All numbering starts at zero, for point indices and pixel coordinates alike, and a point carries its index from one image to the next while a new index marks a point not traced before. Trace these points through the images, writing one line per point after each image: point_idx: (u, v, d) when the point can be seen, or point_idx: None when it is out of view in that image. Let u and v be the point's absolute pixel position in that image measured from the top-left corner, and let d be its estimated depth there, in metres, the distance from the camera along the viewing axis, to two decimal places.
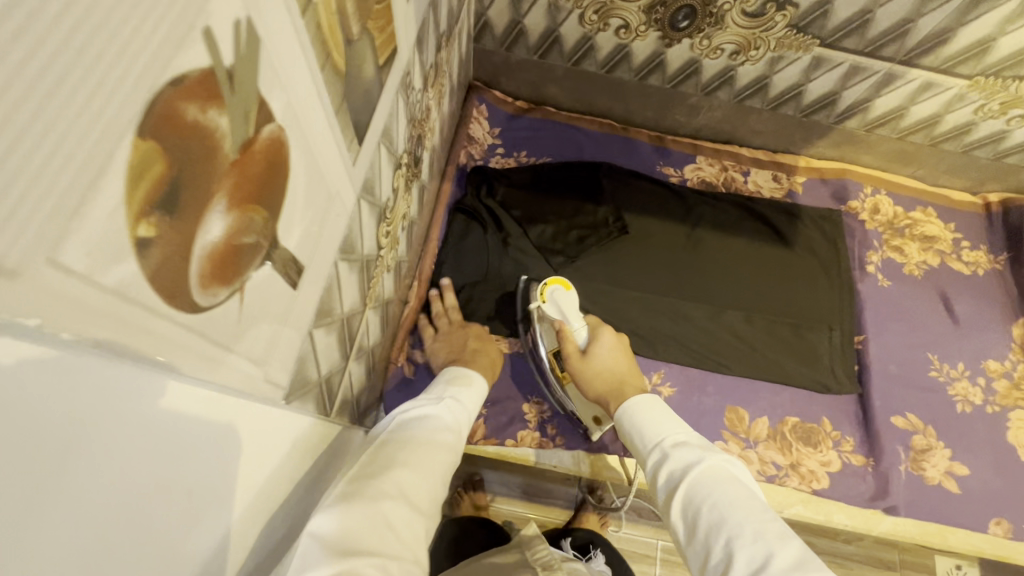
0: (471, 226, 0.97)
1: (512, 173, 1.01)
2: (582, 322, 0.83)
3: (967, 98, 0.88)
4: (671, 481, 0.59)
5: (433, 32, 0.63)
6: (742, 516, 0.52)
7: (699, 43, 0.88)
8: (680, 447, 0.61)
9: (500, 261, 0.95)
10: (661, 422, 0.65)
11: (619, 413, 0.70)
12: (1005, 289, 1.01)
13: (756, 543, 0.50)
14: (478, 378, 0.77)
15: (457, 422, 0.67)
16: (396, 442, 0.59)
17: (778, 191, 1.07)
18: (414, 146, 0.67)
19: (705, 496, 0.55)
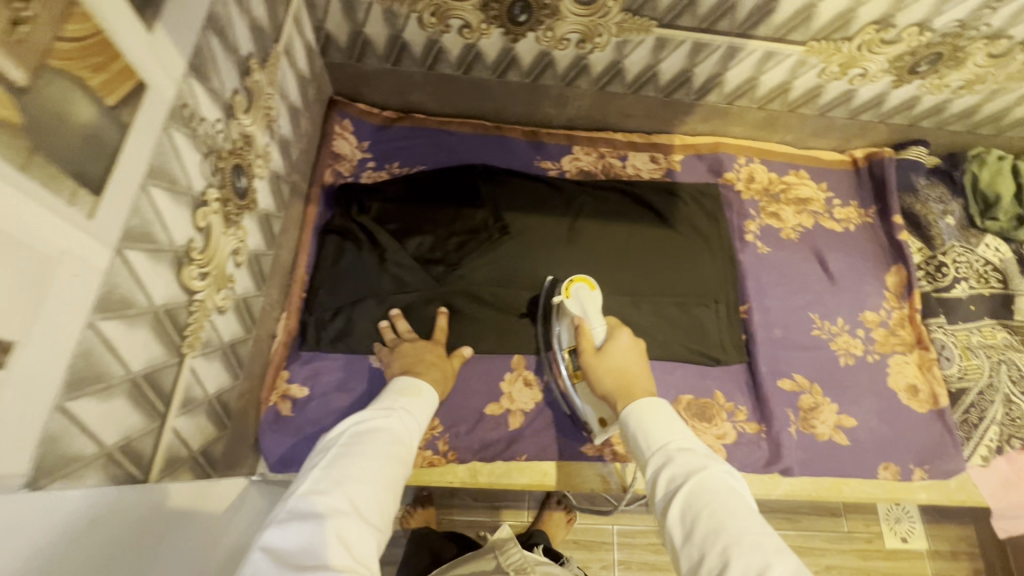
0: (343, 245, 0.92)
1: (385, 187, 0.98)
2: (601, 324, 0.83)
3: (808, 63, 0.90)
4: (671, 484, 0.58)
5: (227, 56, 0.60)
6: (741, 524, 0.51)
7: (543, 35, 0.87)
8: (683, 452, 0.60)
9: (377, 279, 0.90)
10: (668, 427, 0.64)
11: (626, 410, 0.69)
12: (877, 241, 1.05)
13: (754, 551, 0.49)
14: (423, 385, 0.75)
15: (408, 427, 0.66)
16: (344, 455, 0.59)
17: (657, 172, 1.08)
18: (232, 177, 0.63)
19: (704, 502, 0.54)
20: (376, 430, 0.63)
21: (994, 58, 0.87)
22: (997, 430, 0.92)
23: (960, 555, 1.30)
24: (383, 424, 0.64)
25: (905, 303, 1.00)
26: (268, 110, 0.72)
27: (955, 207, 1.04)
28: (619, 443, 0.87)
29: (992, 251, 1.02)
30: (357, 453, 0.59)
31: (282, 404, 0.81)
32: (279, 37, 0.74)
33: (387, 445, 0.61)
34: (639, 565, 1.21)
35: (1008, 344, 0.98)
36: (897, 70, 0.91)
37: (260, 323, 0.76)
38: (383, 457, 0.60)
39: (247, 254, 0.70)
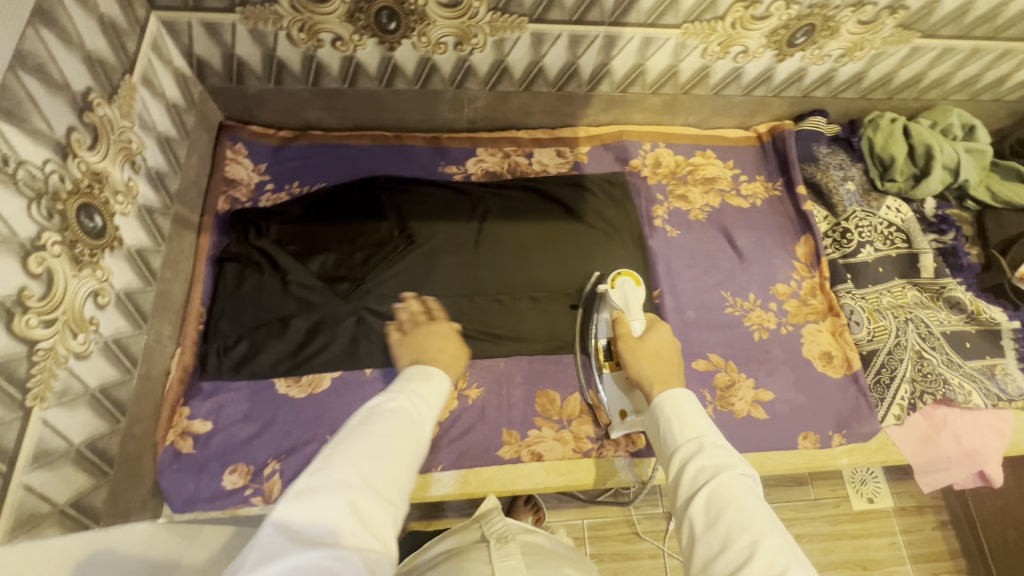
0: (244, 271, 0.89)
1: (283, 208, 0.95)
2: (641, 316, 0.84)
3: (688, 45, 0.91)
4: (700, 477, 0.55)
5: (53, 94, 0.58)
6: (767, 529, 0.49)
7: (418, 41, 0.86)
8: (719, 448, 0.57)
9: (281, 303, 0.88)
10: (703, 421, 0.61)
11: (658, 399, 0.66)
12: (785, 213, 1.06)
13: (777, 559, 0.47)
14: (443, 375, 0.68)
15: (426, 408, 0.61)
16: (360, 431, 0.53)
17: (564, 166, 1.08)
18: (80, 217, 0.61)
19: (729, 500, 0.51)
20: (396, 409, 0.58)
21: (865, 24, 0.89)
22: (908, 387, 0.93)
23: (926, 509, 1.32)
24: (402, 404, 0.59)
25: (815, 272, 1.01)
26: (126, 144, 0.70)
27: (855, 171, 1.06)
28: (535, 442, 0.86)
29: (894, 212, 1.03)
30: (376, 431, 0.54)
31: (182, 442, 0.79)
32: (134, 67, 0.72)
33: (405, 425, 0.56)
34: (611, 557, 1.21)
35: (918, 302, 0.99)
36: (777, 44, 0.92)
37: (144, 362, 0.74)
38: (403, 435, 0.55)
39: (114, 294, 0.67)
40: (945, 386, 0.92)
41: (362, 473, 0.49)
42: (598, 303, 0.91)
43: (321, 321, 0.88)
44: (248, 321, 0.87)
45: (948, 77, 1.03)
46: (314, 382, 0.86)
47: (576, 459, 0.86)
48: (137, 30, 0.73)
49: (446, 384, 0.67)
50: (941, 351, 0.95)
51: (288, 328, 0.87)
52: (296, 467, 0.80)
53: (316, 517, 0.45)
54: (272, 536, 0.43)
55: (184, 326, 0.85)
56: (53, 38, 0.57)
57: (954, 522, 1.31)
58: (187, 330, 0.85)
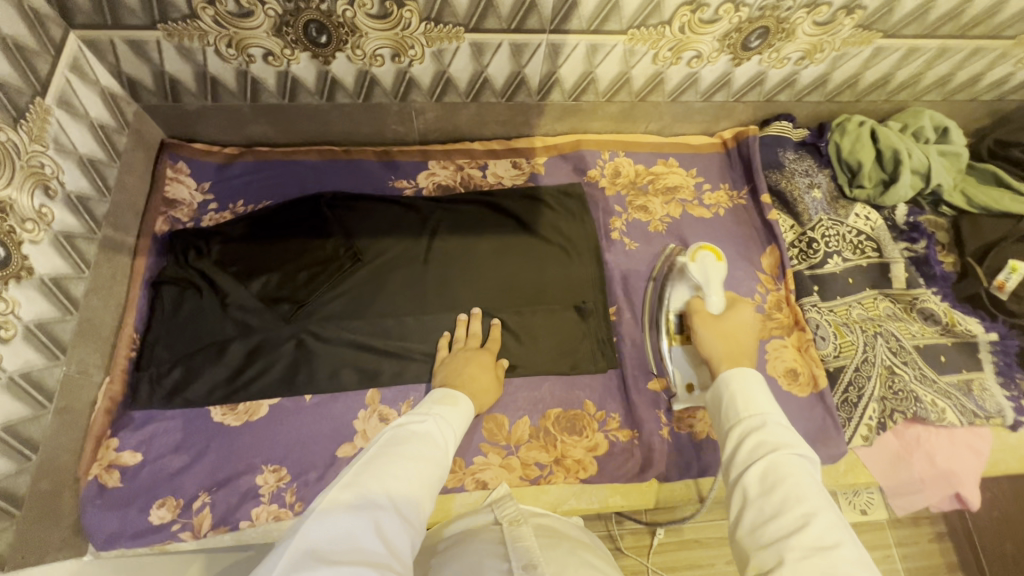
0: (181, 294, 0.86)
1: (225, 228, 0.92)
2: (719, 294, 0.79)
3: (637, 51, 0.87)
4: (758, 448, 0.52)
5: None
6: (825, 506, 0.46)
7: (353, 54, 0.83)
8: (785, 427, 0.53)
9: (219, 327, 0.85)
10: (766, 398, 0.57)
11: (724, 372, 0.62)
12: (750, 222, 1.01)
13: (832, 535, 0.44)
14: (467, 399, 0.69)
15: (447, 433, 0.60)
16: (386, 452, 0.53)
17: (520, 178, 1.04)
18: None
19: (788, 473, 0.48)
20: (420, 432, 0.58)
21: (822, 26, 0.85)
22: (877, 405, 0.88)
23: (922, 520, 1.26)
24: (424, 428, 0.59)
25: (781, 284, 0.97)
26: (37, 169, 0.68)
27: (821, 178, 1.01)
28: (480, 469, 0.82)
29: (863, 220, 0.99)
30: (401, 453, 0.53)
31: (108, 475, 0.76)
32: (47, 89, 0.70)
33: (428, 448, 0.56)
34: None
35: (891, 315, 0.95)
36: (730, 48, 0.88)
37: (62, 395, 0.71)
38: (425, 459, 0.54)
39: (22, 326, 0.65)
40: (917, 404, 0.87)
41: (385, 495, 0.49)
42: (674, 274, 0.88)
43: (259, 345, 0.85)
44: (181, 346, 0.83)
45: (918, 78, 0.99)
46: (251, 409, 0.82)
47: (523, 486, 0.82)
48: (50, 50, 0.70)
49: (470, 409, 0.67)
50: (915, 366, 0.90)
51: (225, 353, 0.83)
52: (228, 499, 0.77)
53: (339, 534, 0.44)
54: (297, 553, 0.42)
55: (115, 353, 0.82)
56: None
57: (952, 534, 1.25)
58: (118, 357, 0.82)
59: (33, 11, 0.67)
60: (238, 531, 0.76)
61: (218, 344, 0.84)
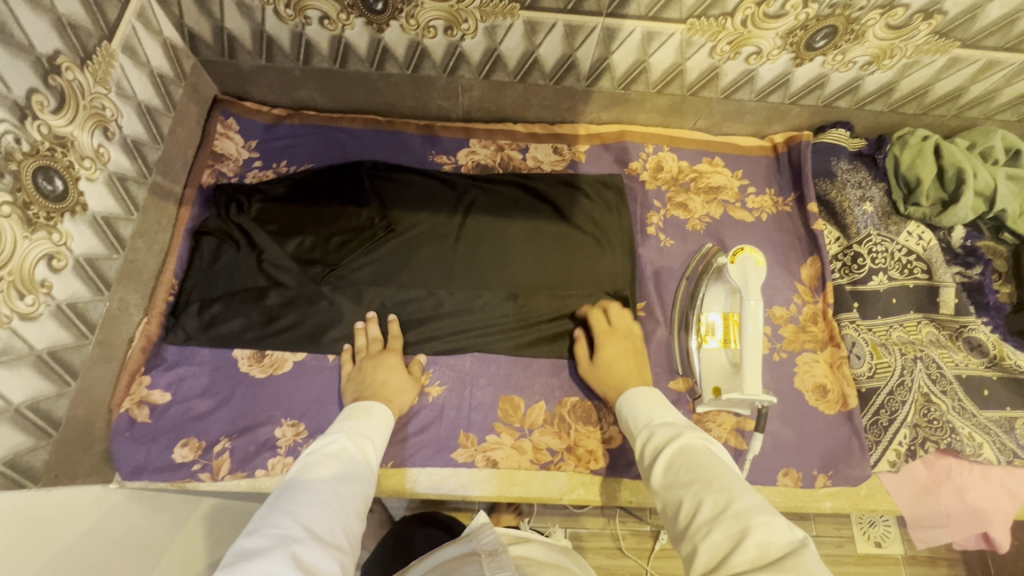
0: (221, 247, 0.88)
1: (267, 187, 0.94)
2: (757, 300, 0.76)
3: (694, 42, 0.84)
4: (653, 449, 0.59)
5: (13, 55, 0.58)
6: (719, 474, 0.51)
7: (407, 23, 0.83)
8: (668, 423, 0.61)
9: (253, 281, 0.87)
10: (654, 407, 0.65)
11: (618, 405, 0.70)
12: (792, 231, 0.98)
13: (723, 494, 0.48)
14: (384, 413, 0.73)
15: (363, 452, 0.63)
16: (302, 483, 0.55)
17: (559, 164, 1.03)
18: (37, 179, 0.61)
19: (682, 460, 0.54)
20: (335, 456, 0.60)
21: (895, 29, 0.80)
22: (909, 432, 0.84)
23: (938, 560, 1.21)
24: (335, 450, 0.61)
25: (819, 297, 0.93)
26: (98, 111, 0.70)
27: (874, 192, 0.97)
28: (493, 448, 0.82)
29: (914, 240, 0.94)
30: (314, 482, 0.55)
31: (137, 410, 0.79)
32: (113, 34, 0.72)
33: (345, 469, 0.59)
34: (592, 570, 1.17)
35: (933, 341, 0.91)
36: (793, 47, 0.84)
37: (104, 328, 0.74)
38: (341, 480, 0.57)
39: (73, 259, 0.68)
40: (952, 436, 0.83)
41: (305, 522, 0.50)
42: (709, 276, 0.88)
43: (288, 303, 0.86)
44: (214, 296, 0.86)
45: (994, 94, 0.93)
46: (276, 362, 0.85)
47: (533, 470, 0.82)
48: None
49: (385, 414, 0.71)
50: (953, 397, 0.86)
51: (256, 307, 0.85)
52: (247, 447, 0.79)
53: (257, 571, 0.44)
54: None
55: (154, 296, 0.85)
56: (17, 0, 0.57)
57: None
58: (156, 300, 0.84)
59: None
60: (253, 478, 0.79)
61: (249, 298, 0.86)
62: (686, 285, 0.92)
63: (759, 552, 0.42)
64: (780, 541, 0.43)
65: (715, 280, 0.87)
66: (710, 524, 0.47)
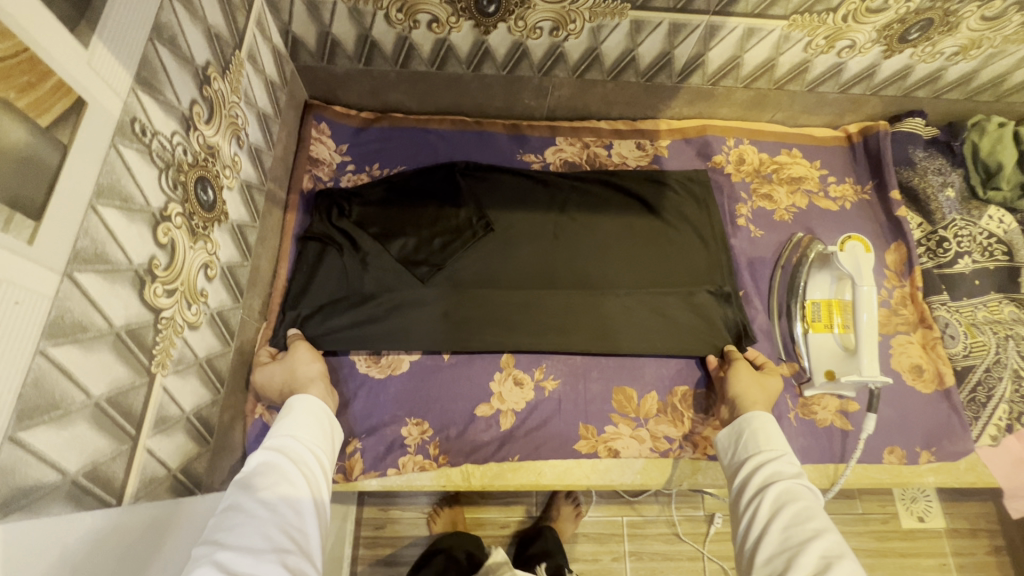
0: (325, 251, 0.87)
1: (364, 191, 0.93)
2: (870, 286, 0.80)
3: (792, 38, 0.87)
4: (770, 477, 0.64)
5: (181, 67, 0.58)
6: (831, 526, 0.56)
7: (514, 25, 0.84)
8: (791, 463, 0.66)
9: (360, 287, 0.85)
10: (783, 442, 0.69)
11: (750, 412, 0.74)
12: (874, 217, 1.01)
13: (838, 547, 0.53)
14: (314, 399, 0.69)
15: (295, 450, 0.60)
16: (233, 499, 0.53)
17: (644, 159, 1.04)
18: (196, 189, 0.62)
19: (802, 498, 0.59)
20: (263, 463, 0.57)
21: (988, 21, 0.83)
22: (1006, 407, 0.88)
23: (980, 532, 1.25)
24: (265, 462, 0.57)
25: (906, 281, 0.96)
26: (234, 119, 0.71)
27: (954, 178, 1.00)
28: (613, 439, 0.85)
29: (996, 223, 0.98)
30: (246, 494, 0.53)
31: (270, 415, 0.79)
32: (242, 43, 0.73)
33: (275, 474, 0.56)
34: (650, 556, 1.16)
35: (1017, 319, 0.94)
36: (887, 40, 0.87)
37: (240, 335, 0.75)
38: (274, 488, 0.54)
39: (220, 268, 0.69)
40: None
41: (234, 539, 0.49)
42: (812, 263, 0.91)
43: (395, 308, 0.85)
44: (320, 299, 0.85)
45: None
46: (394, 363, 0.86)
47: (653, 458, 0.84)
48: (246, 5, 0.73)
49: (314, 407, 0.67)
50: None
51: (367, 310, 0.84)
52: (377, 447, 0.82)
53: None
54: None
55: (271, 301, 0.86)
56: (182, 10, 0.58)
57: (1010, 549, 1.24)
58: (274, 305, 0.85)
59: None
60: (386, 477, 0.81)
61: (359, 299, 0.85)
62: (781, 274, 0.95)
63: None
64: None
65: (819, 268, 0.90)
66: (815, 561, 0.52)
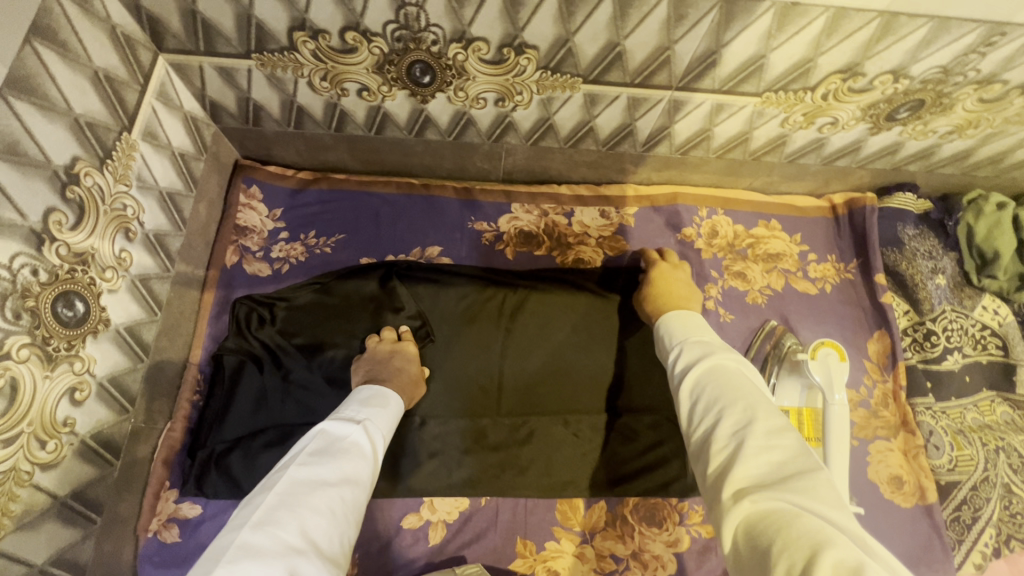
0: (241, 372, 0.76)
1: (295, 293, 0.81)
2: (842, 401, 0.73)
3: (766, 113, 0.77)
4: (681, 368, 0.54)
5: (27, 175, 0.50)
6: (754, 392, 0.47)
7: (454, 95, 0.75)
8: (702, 342, 0.56)
9: (281, 412, 0.76)
10: (692, 328, 0.59)
11: (666, 315, 0.64)
12: (858, 303, 0.92)
13: (750, 410, 0.45)
14: (394, 392, 0.67)
15: (377, 444, 0.57)
16: (311, 469, 0.50)
17: (607, 230, 0.94)
18: (57, 305, 0.54)
19: (715, 377, 0.50)
20: (339, 445, 0.54)
21: (986, 102, 0.74)
22: (993, 529, 0.80)
23: None
24: (348, 444, 0.54)
25: (888, 376, 0.87)
26: (120, 212, 0.62)
27: (947, 262, 0.92)
28: (553, 557, 0.77)
29: (990, 314, 0.90)
30: (320, 476, 0.49)
31: (166, 531, 0.70)
32: (134, 122, 0.64)
33: (351, 465, 0.52)
34: None
35: (1009, 423, 0.86)
36: (872, 118, 0.78)
37: (128, 449, 0.68)
38: (342, 475, 0.51)
39: (95, 384, 0.61)
40: None
41: (304, 529, 0.45)
42: (783, 366, 0.84)
43: None
44: (235, 431, 0.74)
45: None
46: None
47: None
48: (139, 79, 0.65)
49: (400, 408, 0.65)
50: None
51: (285, 446, 0.74)
52: None
53: None
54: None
55: (179, 396, 0.76)
56: (29, 109, 0.50)
57: None
58: (183, 402, 0.76)
59: (124, 36, 0.61)
60: None
61: (278, 434, 0.75)
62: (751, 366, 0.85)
63: (769, 474, 0.41)
64: (787, 465, 0.41)
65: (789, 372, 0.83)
66: (728, 438, 0.44)
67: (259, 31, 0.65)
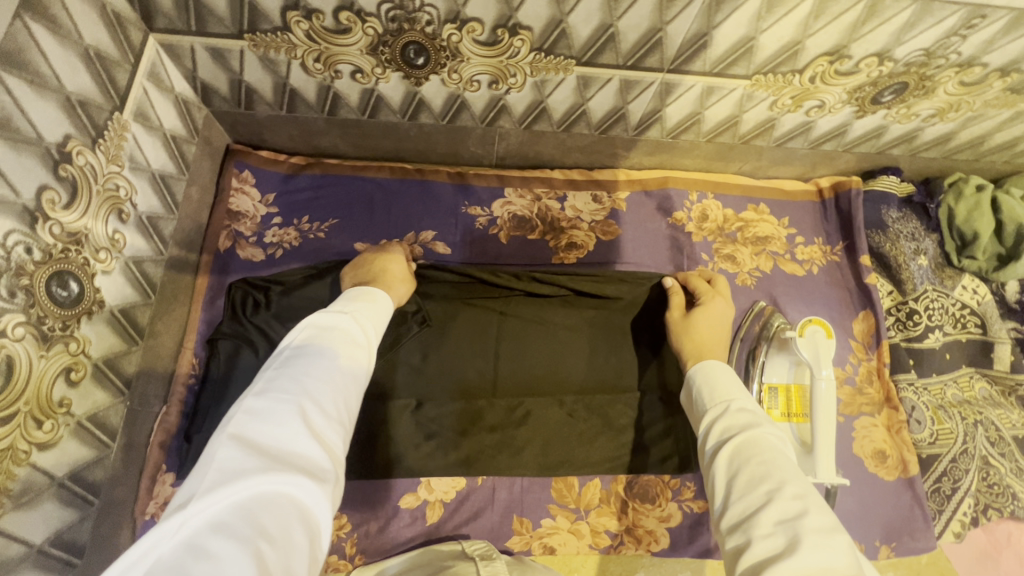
0: (237, 355, 0.75)
1: (287, 277, 0.80)
2: (829, 376, 0.74)
3: (756, 97, 0.79)
4: (721, 437, 0.54)
5: (21, 152, 0.50)
6: (798, 481, 0.47)
7: (448, 77, 0.75)
8: (745, 411, 0.56)
9: None
10: (733, 389, 0.60)
11: (699, 366, 0.65)
12: (844, 284, 0.94)
13: (795, 501, 0.45)
14: (381, 293, 0.66)
15: (370, 333, 0.57)
16: (311, 348, 0.50)
17: (599, 214, 0.95)
18: (51, 285, 0.54)
19: (759, 451, 0.50)
20: (334, 329, 0.53)
21: (967, 86, 0.76)
22: (971, 499, 0.83)
23: None
24: (342, 330, 0.54)
25: (873, 354, 0.90)
26: (113, 192, 0.62)
27: (928, 244, 0.95)
28: (550, 535, 0.80)
29: (969, 293, 0.93)
30: (316, 351, 0.49)
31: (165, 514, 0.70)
32: (125, 102, 0.64)
33: (347, 348, 0.52)
34: None
35: (987, 398, 0.89)
36: (858, 101, 0.80)
37: (124, 432, 0.68)
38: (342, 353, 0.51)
39: (91, 365, 0.61)
40: (1014, 502, 0.82)
41: (311, 391, 0.45)
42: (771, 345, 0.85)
43: None
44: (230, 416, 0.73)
45: None
46: None
47: (592, 555, 0.80)
48: (130, 58, 0.64)
49: (388, 306, 0.64)
50: (1012, 459, 0.84)
51: None
52: None
53: (265, 433, 0.41)
54: (227, 450, 0.39)
55: (173, 380, 0.76)
56: (20, 85, 0.49)
57: None
58: (178, 386, 0.76)
59: (114, 14, 0.61)
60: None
61: None
62: (741, 347, 0.87)
63: (815, 573, 0.40)
64: (833, 567, 0.40)
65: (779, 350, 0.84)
66: (771, 529, 0.44)
67: (252, 10, 0.65)
